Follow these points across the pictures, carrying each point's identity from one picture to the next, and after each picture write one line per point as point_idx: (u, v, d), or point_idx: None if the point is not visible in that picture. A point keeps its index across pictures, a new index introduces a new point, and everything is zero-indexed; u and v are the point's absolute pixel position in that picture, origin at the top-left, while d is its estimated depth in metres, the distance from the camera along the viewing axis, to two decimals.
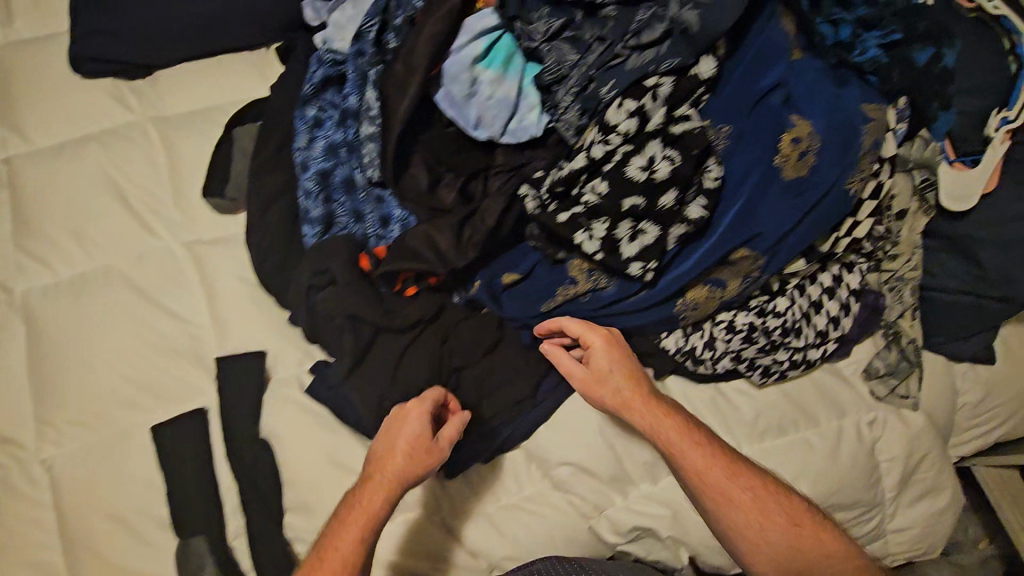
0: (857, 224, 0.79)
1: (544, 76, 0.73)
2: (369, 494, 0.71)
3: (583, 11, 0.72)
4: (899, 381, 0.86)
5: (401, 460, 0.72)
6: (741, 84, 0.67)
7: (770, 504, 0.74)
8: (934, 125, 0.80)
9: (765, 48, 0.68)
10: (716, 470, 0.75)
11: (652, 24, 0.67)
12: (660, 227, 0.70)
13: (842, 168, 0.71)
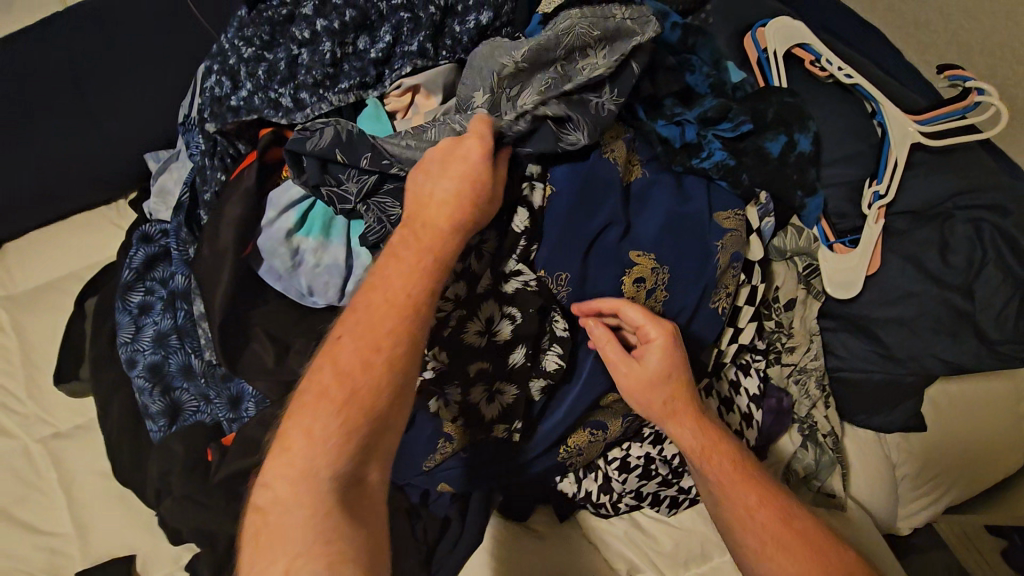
0: (739, 331, 0.73)
1: (369, 237, 0.65)
2: (369, 350, 0.52)
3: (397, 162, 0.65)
4: (824, 480, 0.79)
5: (445, 207, 0.56)
6: (568, 230, 0.63)
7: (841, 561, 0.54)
8: (804, 212, 0.76)
9: (590, 184, 0.64)
10: (771, 499, 0.58)
11: None
12: (517, 386, 0.65)
13: (702, 291, 0.65)
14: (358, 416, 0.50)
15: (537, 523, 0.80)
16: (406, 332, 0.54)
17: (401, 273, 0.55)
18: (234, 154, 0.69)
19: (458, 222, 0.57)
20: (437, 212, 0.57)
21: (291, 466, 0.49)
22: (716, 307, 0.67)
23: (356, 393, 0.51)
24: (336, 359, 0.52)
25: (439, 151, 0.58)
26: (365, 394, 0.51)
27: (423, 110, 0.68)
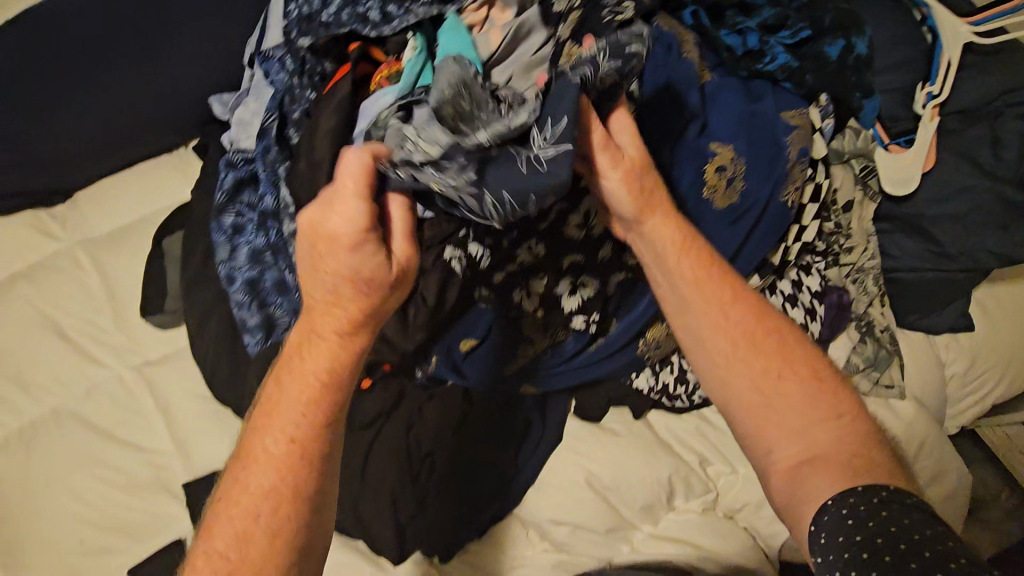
0: (804, 229, 0.77)
1: None
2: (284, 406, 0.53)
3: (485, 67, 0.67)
4: (881, 372, 0.84)
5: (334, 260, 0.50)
6: (656, 123, 0.65)
7: (812, 393, 0.60)
8: (861, 114, 0.79)
9: (672, 82, 0.66)
10: (759, 334, 0.62)
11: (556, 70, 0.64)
12: (600, 279, 0.74)
13: (774, 184, 0.69)
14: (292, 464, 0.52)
15: (612, 422, 0.83)
16: (324, 396, 0.53)
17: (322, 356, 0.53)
18: (320, 73, 0.71)
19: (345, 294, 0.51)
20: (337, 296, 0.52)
21: (237, 506, 0.52)
22: (786, 200, 0.71)
23: (287, 472, 0.52)
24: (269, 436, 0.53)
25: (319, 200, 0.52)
26: (304, 441, 0.53)
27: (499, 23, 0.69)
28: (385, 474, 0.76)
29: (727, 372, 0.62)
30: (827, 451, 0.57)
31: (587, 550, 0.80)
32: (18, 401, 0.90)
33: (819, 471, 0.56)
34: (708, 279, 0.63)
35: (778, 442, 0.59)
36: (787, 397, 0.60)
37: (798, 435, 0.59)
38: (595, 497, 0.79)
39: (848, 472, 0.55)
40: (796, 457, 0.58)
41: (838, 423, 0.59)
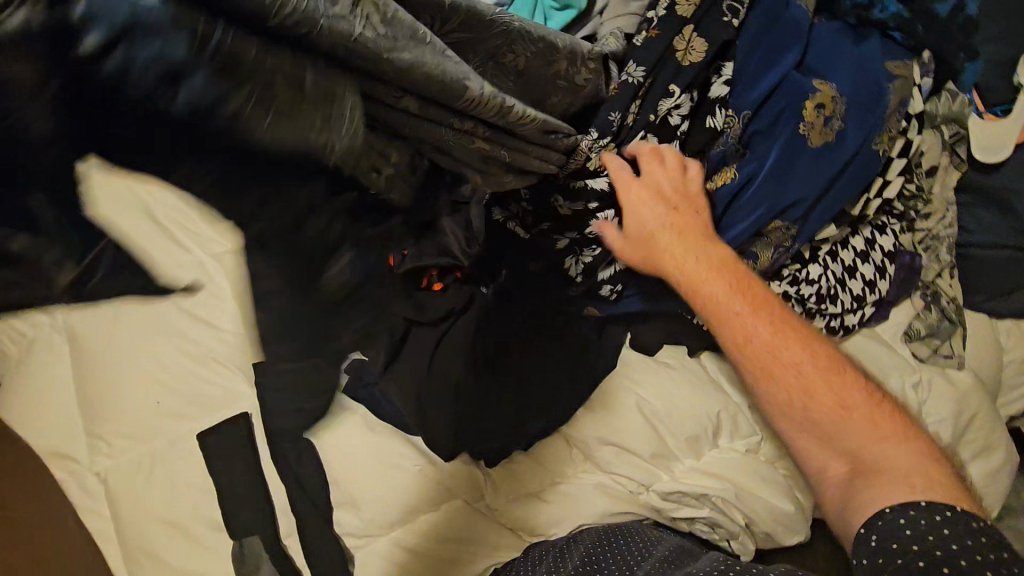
0: (886, 184, 0.77)
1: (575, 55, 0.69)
2: None
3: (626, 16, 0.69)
4: (942, 341, 0.84)
5: None
6: (759, 70, 0.68)
7: (846, 404, 0.65)
8: (962, 77, 0.78)
9: (782, 21, 0.68)
10: (784, 346, 0.67)
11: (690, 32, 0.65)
12: None
13: (868, 130, 0.70)
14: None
15: (667, 355, 0.86)
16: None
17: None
18: None
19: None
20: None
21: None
22: (877, 148, 0.71)
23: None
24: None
25: None
26: None
27: None
28: (451, 368, 0.80)
29: (764, 394, 0.67)
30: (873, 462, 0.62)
31: (628, 473, 0.82)
32: None
33: (858, 480, 0.62)
34: (737, 294, 0.67)
35: (826, 456, 0.65)
36: (829, 412, 0.64)
37: (838, 448, 0.65)
38: (644, 423, 0.82)
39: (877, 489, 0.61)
40: (841, 467, 0.64)
41: (875, 432, 0.64)
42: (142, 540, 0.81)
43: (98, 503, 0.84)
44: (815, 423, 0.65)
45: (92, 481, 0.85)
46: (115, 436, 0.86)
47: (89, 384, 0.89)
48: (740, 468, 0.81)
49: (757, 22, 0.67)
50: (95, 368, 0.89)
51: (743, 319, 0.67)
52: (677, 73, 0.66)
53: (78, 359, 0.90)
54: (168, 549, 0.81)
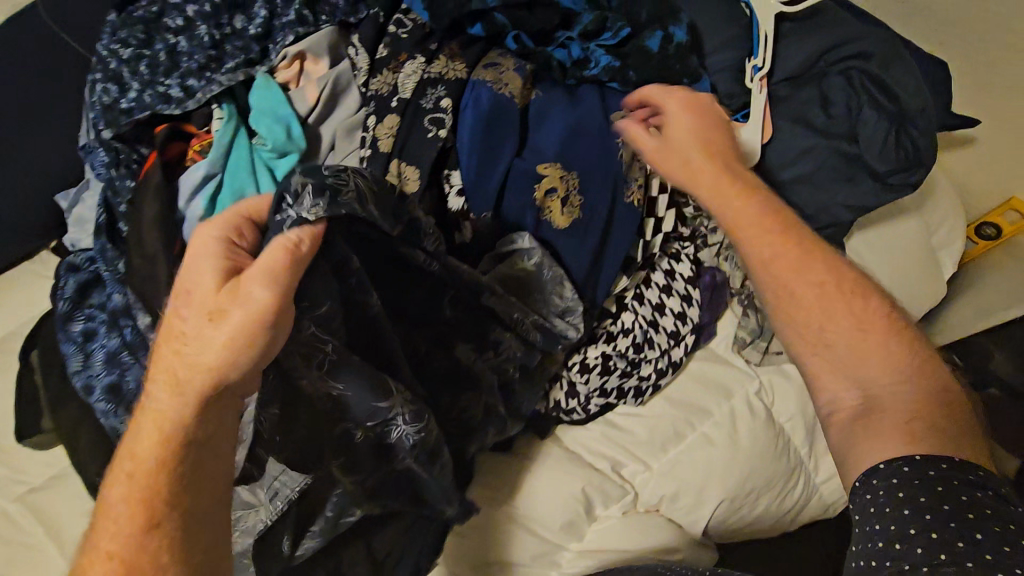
0: (661, 220, 0.78)
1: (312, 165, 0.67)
2: (144, 454, 0.49)
3: (376, 110, 0.67)
4: (768, 341, 0.85)
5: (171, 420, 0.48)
6: (482, 148, 0.66)
7: (903, 383, 0.61)
8: (695, 97, 0.81)
9: (490, 110, 0.66)
10: (880, 360, 0.63)
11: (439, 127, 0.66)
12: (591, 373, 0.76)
13: (613, 183, 0.71)
14: (139, 528, 0.47)
15: (525, 447, 0.83)
16: (164, 434, 0.48)
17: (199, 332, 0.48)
18: (134, 159, 0.68)
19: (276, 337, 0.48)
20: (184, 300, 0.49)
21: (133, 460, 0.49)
22: (631, 200, 0.73)
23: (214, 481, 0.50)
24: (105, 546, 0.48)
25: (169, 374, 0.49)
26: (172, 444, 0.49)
27: (314, 76, 0.69)
28: None
29: (802, 297, 0.66)
30: (884, 409, 0.61)
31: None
32: None
33: (873, 429, 0.60)
34: (829, 290, 0.66)
35: (878, 424, 0.60)
36: (883, 363, 0.63)
37: (877, 376, 0.62)
38: (522, 533, 0.78)
39: (843, 379, 0.63)
40: (867, 418, 0.61)
41: (910, 383, 0.61)
42: None
43: None
44: (809, 331, 0.65)
45: None
46: None
47: None
48: (623, 536, 0.79)
49: (477, 110, 0.66)
50: None
51: (832, 321, 0.65)
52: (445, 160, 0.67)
53: None
54: None
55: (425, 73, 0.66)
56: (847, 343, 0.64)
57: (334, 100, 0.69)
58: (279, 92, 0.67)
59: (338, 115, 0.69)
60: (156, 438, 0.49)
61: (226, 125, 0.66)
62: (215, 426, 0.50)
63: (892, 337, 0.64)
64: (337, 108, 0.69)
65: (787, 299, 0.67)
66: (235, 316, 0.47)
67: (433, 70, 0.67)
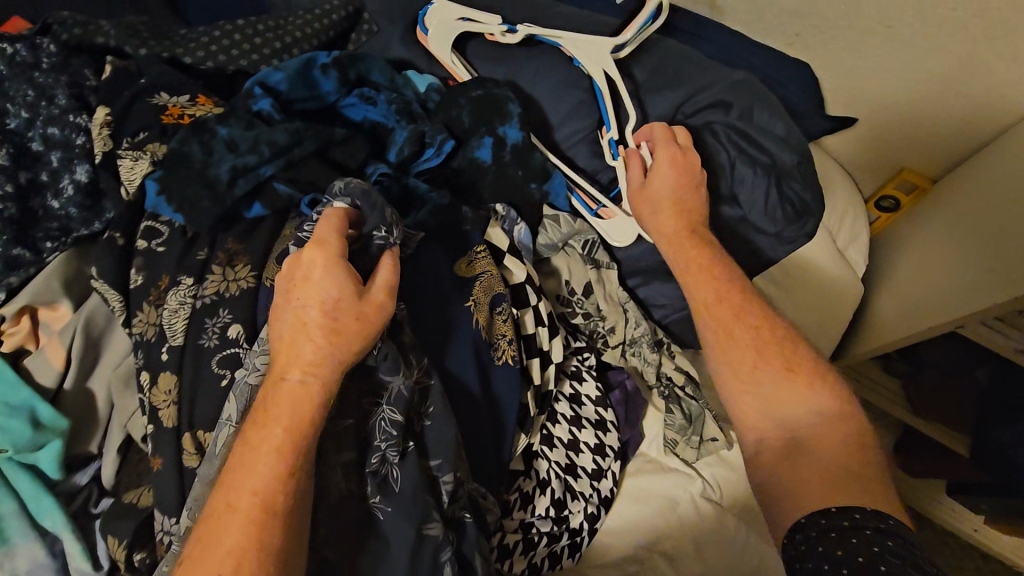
0: (546, 352, 0.66)
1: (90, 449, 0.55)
2: (258, 462, 0.42)
3: (146, 357, 0.52)
4: (701, 433, 0.76)
5: (279, 444, 0.43)
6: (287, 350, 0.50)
7: (823, 436, 0.57)
8: (552, 198, 0.70)
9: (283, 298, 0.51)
10: (839, 440, 0.57)
11: (227, 357, 0.51)
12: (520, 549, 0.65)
13: (475, 349, 0.59)
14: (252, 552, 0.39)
15: None
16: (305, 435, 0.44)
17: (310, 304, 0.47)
18: None
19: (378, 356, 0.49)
20: (302, 324, 0.46)
21: (241, 490, 0.41)
22: (503, 358, 0.60)
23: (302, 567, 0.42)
24: (220, 542, 0.40)
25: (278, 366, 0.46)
26: (266, 503, 0.41)
27: (55, 329, 0.53)
28: None
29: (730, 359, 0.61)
30: (819, 464, 0.55)
31: None
32: None
33: (801, 472, 0.55)
34: (772, 351, 0.61)
35: (803, 467, 0.55)
36: (781, 387, 0.59)
37: (828, 454, 0.56)
38: None
39: (783, 450, 0.57)
40: (796, 464, 0.56)
41: (825, 431, 0.57)
42: None
43: None
44: (761, 394, 0.60)
45: None
46: None
47: None
48: None
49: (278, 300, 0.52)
50: None
51: (775, 397, 0.59)
52: None
53: None
54: None
55: (195, 297, 0.52)
56: (787, 413, 0.59)
57: (95, 348, 0.55)
58: (10, 370, 0.51)
59: (104, 366, 0.55)
60: (274, 445, 0.43)
61: None
62: (313, 402, 0.45)
63: (835, 410, 0.59)
64: (104, 356, 0.55)
65: (759, 346, 0.61)
66: (361, 334, 0.47)
67: (206, 288, 0.52)
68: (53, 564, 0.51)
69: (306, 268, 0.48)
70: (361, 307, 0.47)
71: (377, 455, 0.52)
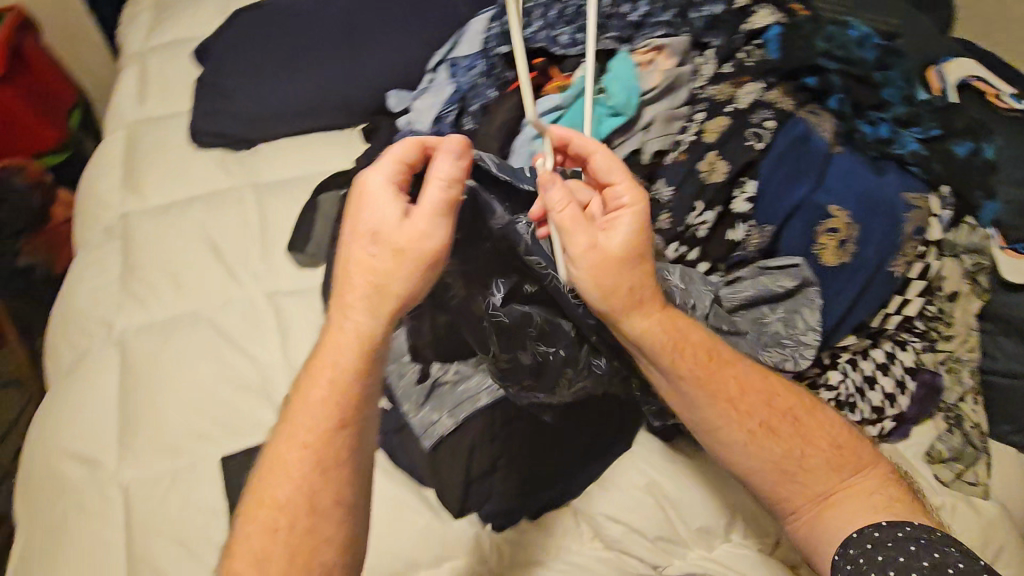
0: (906, 302, 0.80)
1: (613, 140, 0.83)
2: (308, 406, 0.64)
3: (708, 109, 0.79)
4: (964, 466, 0.82)
5: (320, 391, 0.64)
6: (778, 188, 0.75)
7: (835, 484, 0.67)
8: (980, 214, 0.84)
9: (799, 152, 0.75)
10: (863, 495, 0.67)
11: (760, 135, 0.75)
12: None
13: (886, 251, 0.73)
14: (313, 471, 0.63)
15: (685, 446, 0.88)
16: (348, 391, 0.64)
17: (354, 233, 0.64)
18: (503, 77, 0.87)
19: (422, 280, 0.63)
20: (361, 257, 0.63)
21: (298, 435, 0.64)
22: (896, 270, 0.75)
23: (350, 477, 0.65)
24: (283, 452, 0.64)
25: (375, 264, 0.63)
26: (314, 446, 0.63)
27: (661, 67, 0.82)
28: (461, 440, 0.81)
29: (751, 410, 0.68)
30: (843, 495, 0.67)
31: (641, 554, 0.82)
32: (167, 296, 1.04)
33: (853, 514, 0.66)
34: (770, 426, 0.67)
35: (836, 504, 0.67)
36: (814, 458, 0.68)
37: (849, 497, 0.67)
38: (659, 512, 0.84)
39: (830, 488, 0.67)
40: (817, 504, 0.67)
41: (840, 472, 0.68)
42: (146, 553, 0.83)
43: (113, 511, 0.87)
44: (798, 456, 0.68)
45: (112, 489, 0.88)
46: (143, 448, 0.90)
47: (131, 397, 0.95)
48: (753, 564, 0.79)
49: (785, 143, 0.75)
50: (138, 385, 0.95)
51: (808, 466, 0.67)
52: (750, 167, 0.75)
53: (127, 372, 0.97)
54: (169, 565, 0.82)
55: (760, 95, 0.77)
56: (815, 477, 0.67)
57: (667, 91, 0.81)
58: (637, 68, 0.81)
59: (662, 105, 0.81)
60: (312, 391, 0.64)
61: (588, 75, 0.80)
62: (345, 380, 0.64)
63: (853, 474, 0.68)
64: (667, 99, 0.81)
65: (788, 440, 0.67)
66: (408, 263, 0.62)
67: (768, 97, 0.77)
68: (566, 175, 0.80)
69: (367, 191, 0.64)
70: (409, 237, 0.61)
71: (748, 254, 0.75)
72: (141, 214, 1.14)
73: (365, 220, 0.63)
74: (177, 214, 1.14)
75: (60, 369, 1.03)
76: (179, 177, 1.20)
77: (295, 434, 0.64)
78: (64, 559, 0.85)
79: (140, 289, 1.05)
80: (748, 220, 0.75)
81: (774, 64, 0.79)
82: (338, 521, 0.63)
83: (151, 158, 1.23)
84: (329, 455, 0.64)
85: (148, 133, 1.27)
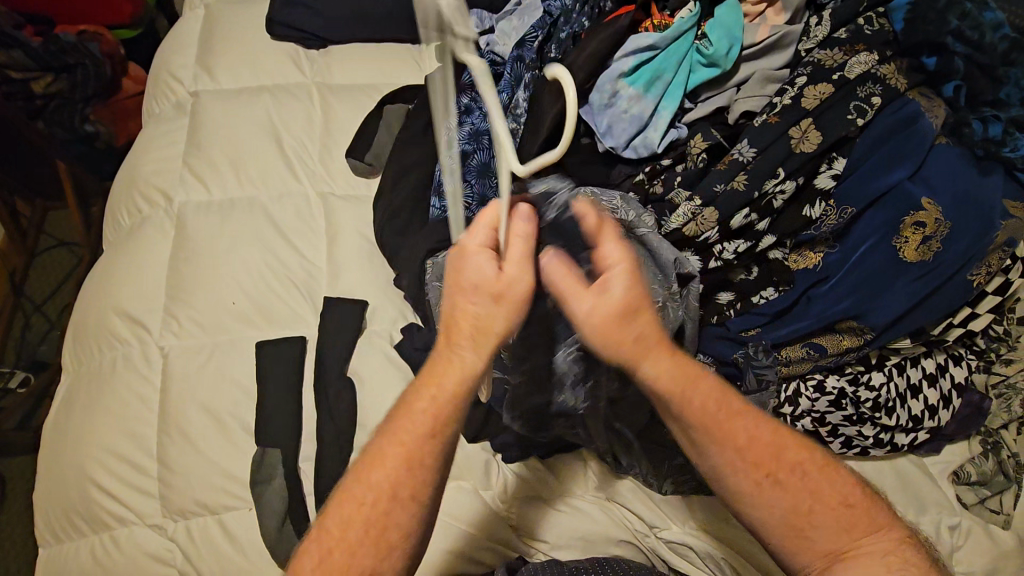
0: (974, 316, 0.76)
1: (701, 93, 0.78)
2: (382, 461, 0.57)
3: (810, 72, 0.73)
4: (992, 493, 0.79)
5: (406, 440, 0.57)
6: (866, 176, 0.71)
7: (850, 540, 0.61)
8: None
9: (900, 141, 0.71)
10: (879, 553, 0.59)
11: (860, 111, 0.70)
12: (827, 404, 0.77)
13: (966, 259, 0.70)
14: (378, 519, 0.56)
15: None
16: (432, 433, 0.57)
17: (458, 292, 0.58)
18: (597, 7, 0.83)
19: (520, 321, 0.58)
20: (451, 318, 0.58)
21: (371, 483, 0.57)
22: (972, 278, 0.72)
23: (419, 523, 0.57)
24: (362, 503, 0.57)
25: (472, 330, 0.57)
26: (391, 490, 0.56)
27: (769, 22, 0.76)
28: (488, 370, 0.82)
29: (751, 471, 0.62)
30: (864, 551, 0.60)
31: (640, 511, 0.83)
32: (227, 180, 1.06)
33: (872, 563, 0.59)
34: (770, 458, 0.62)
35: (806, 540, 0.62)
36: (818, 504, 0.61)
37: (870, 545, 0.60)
38: None
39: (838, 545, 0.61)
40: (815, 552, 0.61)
41: (851, 532, 0.61)
42: (177, 415, 0.87)
43: (151, 372, 0.91)
44: (800, 512, 0.61)
45: (152, 352, 0.92)
46: (186, 319, 0.94)
47: (180, 269, 0.98)
48: (754, 548, 0.79)
49: (882, 129, 0.71)
50: (188, 259, 0.98)
51: (808, 523, 0.61)
52: (841, 144, 0.72)
53: (179, 245, 1.00)
54: (197, 431, 0.86)
55: (872, 67, 0.71)
56: (831, 536, 0.61)
57: (771, 48, 0.76)
58: (742, 17, 0.76)
59: (762, 63, 0.76)
60: (402, 442, 0.57)
61: (690, 18, 0.76)
62: (441, 416, 0.57)
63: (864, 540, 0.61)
64: (769, 57, 0.76)
65: (793, 499, 0.61)
66: (504, 309, 0.56)
67: (881, 71, 0.72)
68: (643, 122, 0.76)
69: (463, 254, 0.57)
70: (503, 286, 0.56)
71: (823, 230, 0.73)
72: (213, 96, 1.15)
73: (466, 279, 0.57)
74: (245, 101, 1.14)
75: (120, 232, 1.07)
76: (251, 64, 1.19)
77: (360, 487, 0.57)
78: (102, 406, 0.90)
79: (201, 169, 1.07)
80: (827, 199, 0.72)
81: (892, 38, 0.74)
82: (417, 520, 0.57)
83: (228, 40, 1.22)
84: (389, 492, 0.56)
85: (228, 15, 1.26)
